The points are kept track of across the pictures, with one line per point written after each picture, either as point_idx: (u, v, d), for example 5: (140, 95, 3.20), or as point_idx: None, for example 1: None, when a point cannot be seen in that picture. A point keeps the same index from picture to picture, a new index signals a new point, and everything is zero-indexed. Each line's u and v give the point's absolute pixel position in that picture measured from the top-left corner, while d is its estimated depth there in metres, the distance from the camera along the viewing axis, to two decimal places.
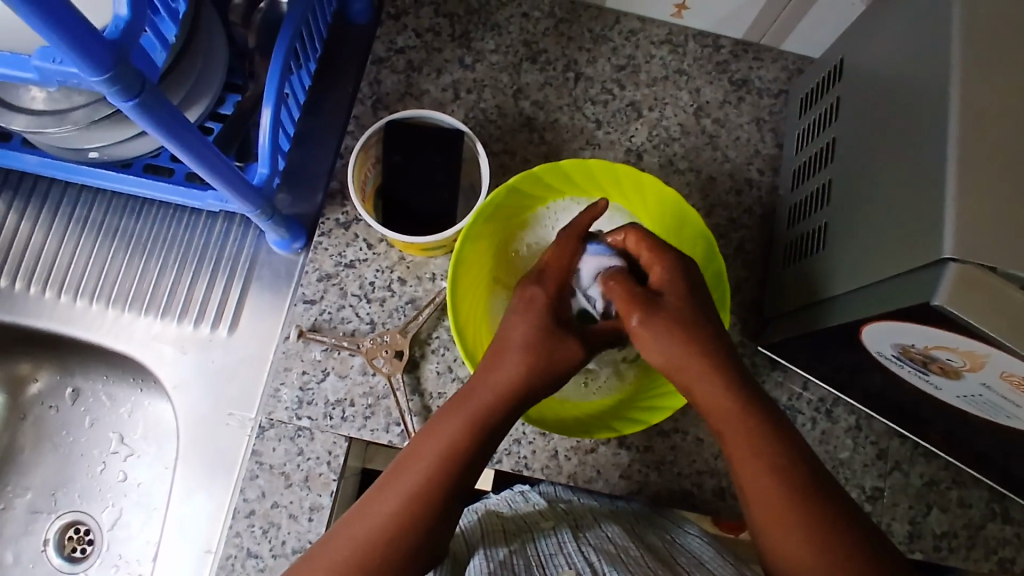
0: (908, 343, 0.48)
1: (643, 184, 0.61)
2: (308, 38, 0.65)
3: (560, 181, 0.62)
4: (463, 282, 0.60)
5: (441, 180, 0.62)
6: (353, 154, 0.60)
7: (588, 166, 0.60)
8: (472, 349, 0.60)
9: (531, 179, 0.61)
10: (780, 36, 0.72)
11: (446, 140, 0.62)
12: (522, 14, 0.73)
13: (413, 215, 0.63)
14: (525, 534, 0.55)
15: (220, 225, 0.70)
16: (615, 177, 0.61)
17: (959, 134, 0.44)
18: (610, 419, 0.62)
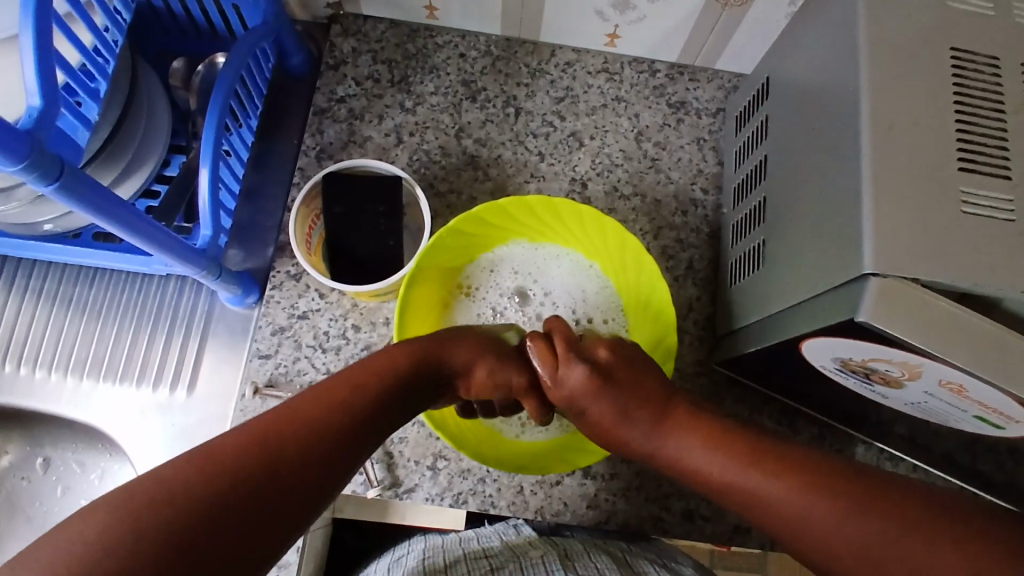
0: (846, 356, 0.49)
1: (583, 214, 0.61)
2: (246, 96, 0.65)
3: (502, 220, 0.63)
4: (411, 324, 0.61)
5: (386, 225, 0.63)
6: (294, 209, 0.60)
7: (528, 203, 0.61)
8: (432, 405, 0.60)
9: (473, 221, 0.61)
10: (713, 57, 0.73)
11: (385, 187, 0.63)
12: (459, 55, 0.74)
13: (357, 264, 0.64)
14: (512, 561, 0.53)
15: (173, 285, 0.71)
16: (554, 210, 0.62)
17: (871, 150, 0.45)
18: (565, 452, 0.62)
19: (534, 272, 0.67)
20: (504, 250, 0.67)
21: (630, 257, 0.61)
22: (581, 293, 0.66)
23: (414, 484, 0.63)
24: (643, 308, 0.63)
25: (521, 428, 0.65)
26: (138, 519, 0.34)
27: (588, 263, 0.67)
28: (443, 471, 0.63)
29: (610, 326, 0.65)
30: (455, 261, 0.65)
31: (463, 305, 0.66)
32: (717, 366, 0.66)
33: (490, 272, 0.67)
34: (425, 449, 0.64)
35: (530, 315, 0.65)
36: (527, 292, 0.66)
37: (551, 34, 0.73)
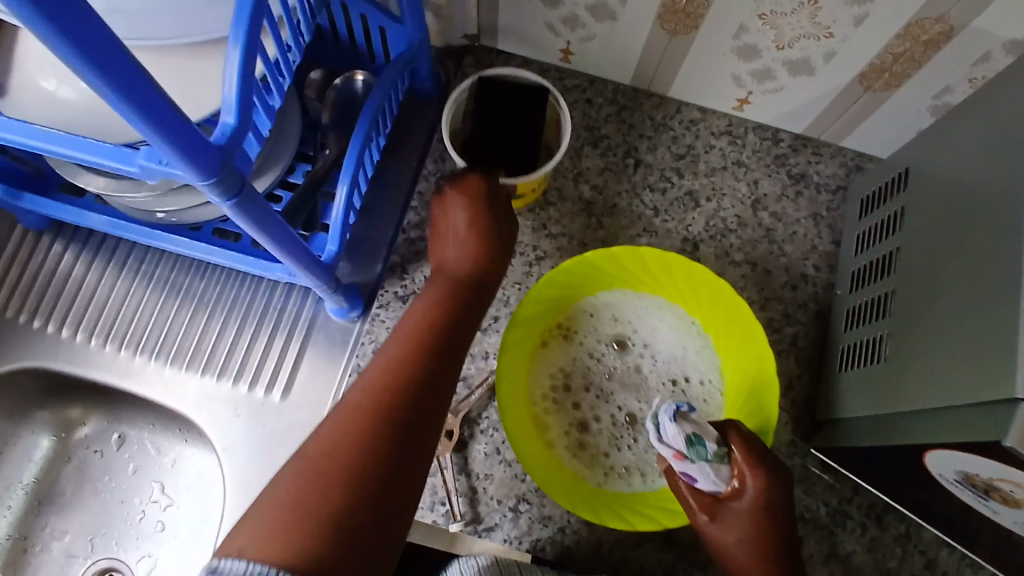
0: (971, 471, 0.47)
1: (695, 274, 0.61)
2: (384, 118, 0.66)
3: (610, 265, 0.63)
4: (510, 361, 0.62)
5: (530, 128, 0.65)
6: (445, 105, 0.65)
7: (639, 253, 0.61)
8: (520, 441, 0.59)
9: (582, 264, 0.62)
10: (841, 133, 0.72)
11: (533, 95, 0.65)
12: (585, 99, 0.75)
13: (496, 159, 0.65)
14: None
15: (281, 289, 0.72)
16: (667, 266, 0.62)
17: None
18: (649, 507, 0.59)
19: (635, 322, 0.67)
20: (607, 295, 0.67)
21: (737, 320, 0.60)
22: (681, 349, 0.66)
23: (494, 524, 0.63)
24: (742, 377, 0.61)
25: (606, 476, 0.62)
26: (340, 437, 0.44)
27: (689, 319, 0.66)
28: (524, 515, 0.63)
29: (706, 386, 0.65)
30: (559, 301, 0.65)
31: (559, 343, 0.66)
32: (813, 450, 0.65)
33: (591, 316, 0.67)
34: (510, 489, 0.64)
35: (627, 364, 0.66)
36: (626, 341, 0.66)
37: (680, 91, 0.73)
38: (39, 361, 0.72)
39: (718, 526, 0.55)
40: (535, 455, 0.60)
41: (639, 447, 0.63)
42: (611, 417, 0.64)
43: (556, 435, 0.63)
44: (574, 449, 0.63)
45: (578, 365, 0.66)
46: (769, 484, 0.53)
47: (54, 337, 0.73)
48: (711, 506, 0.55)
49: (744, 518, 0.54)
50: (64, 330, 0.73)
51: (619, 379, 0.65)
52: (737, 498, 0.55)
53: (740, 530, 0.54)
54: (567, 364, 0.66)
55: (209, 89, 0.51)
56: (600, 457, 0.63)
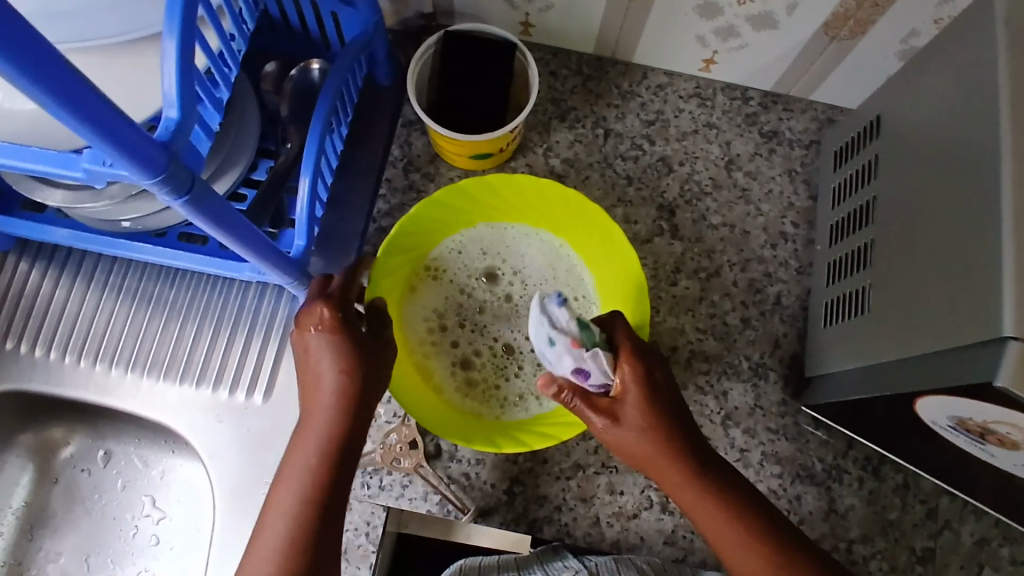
0: (964, 416, 0.47)
1: (546, 192, 0.60)
2: (343, 106, 0.64)
3: (463, 202, 0.60)
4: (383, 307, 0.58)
5: (498, 86, 0.64)
6: (410, 63, 0.62)
7: (489, 182, 0.59)
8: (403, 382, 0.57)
9: (436, 206, 0.59)
10: (810, 87, 0.71)
11: (501, 53, 0.64)
12: (549, 72, 0.73)
13: (461, 117, 0.64)
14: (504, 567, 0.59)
15: (254, 290, 0.70)
16: (518, 189, 0.60)
17: (1013, 210, 0.43)
18: (541, 425, 0.57)
19: (500, 251, 0.64)
20: (468, 231, 0.64)
21: (600, 228, 0.60)
22: (552, 270, 0.64)
23: (490, 508, 0.62)
24: (619, 286, 0.61)
25: (502, 407, 0.60)
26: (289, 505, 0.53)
27: (553, 239, 0.64)
28: (519, 496, 0.62)
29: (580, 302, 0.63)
30: (422, 242, 0.61)
31: (428, 285, 0.63)
32: (804, 408, 0.64)
33: (456, 253, 0.64)
34: (503, 472, 0.63)
35: (499, 295, 0.63)
36: (496, 272, 0.64)
37: (644, 56, 0.72)
38: (14, 383, 0.71)
39: (618, 428, 0.52)
40: (416, 396, 0.57)
41: (527, 372, 0.61)
42: (492, 349, 0.62)
43: (442, 378, 0.60)
44: (462, 388, 0.60)
45: (451, 303, 0.63)
46: (648, 370, 0.53)
47: (28, 357, 0.71)
48: (608, 408, 0.53)
49: (635, 412, 0.52)
50: (37, 349, 0.71)
51: (492, 312, 0.63)
52: (625, 396, 0.52)
53: (640, 424, 0.52)
54: (439, 305, 0.63)
55: (155, 87, 0.49)
56: (492, 390, 0.61)
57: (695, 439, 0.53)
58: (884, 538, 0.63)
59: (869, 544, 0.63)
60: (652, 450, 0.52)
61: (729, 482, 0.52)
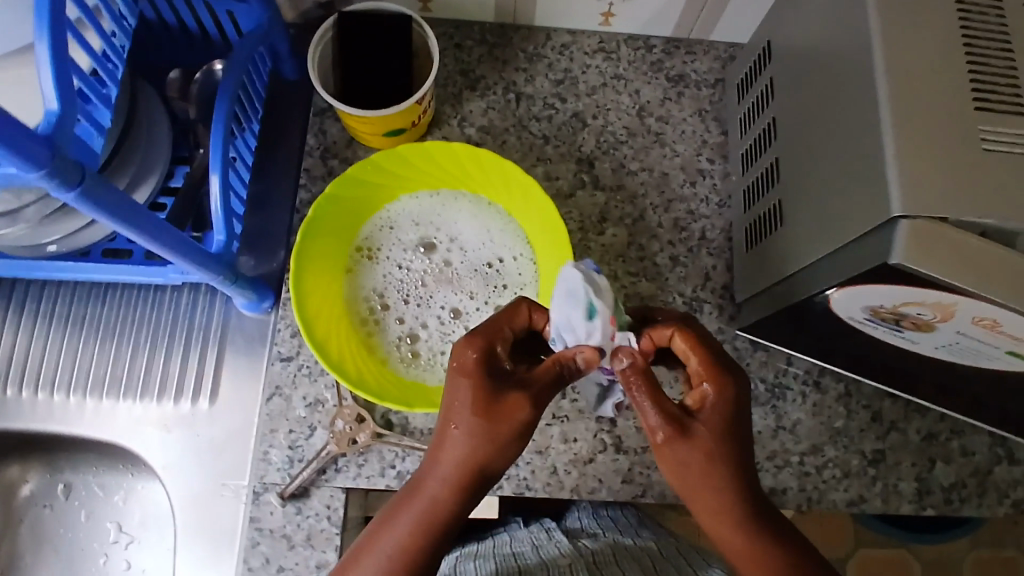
0: (877, 304, 0.48)
1: (460, 155, 0.60)
2: (248, 100, 0.66)
3: (379, 175, 0.60)
4: (312, 291, 0.58)
5: (399, 62, 0.65)
6: (310, 51, 0.63)
7: (400, 153, 0.59)
8: (340, 361, 0.56)
9: (351, 183, 0.59)
10: (707, 27, 0.73)
11: (398, 29, 0.64)
12: (454, 45, 0.73)
13: (369, 97, 0.65)
14: (507, 542, 0.64)
15: (186, 297, 0.69)
16: (430, 156, 0.60)
17: (888, 97, 0.44)
18: None
19: (435, 222, 0.63)
20: (398, 206, 0.63)
21: (519, 182, 0.60)
22: (487, 233, 0.63)
23: None
24: (546, 236, 0.60)
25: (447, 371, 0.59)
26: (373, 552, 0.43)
27: (485, 202, 0.64)
28: None
29: (519, 260, 0.63)
30: (347, 224, 0.61)
31: (365, 263, 0.62)
32: (740, 332, 0.66)
33: (389, 230, 0.63)
34: None
35: (436, 265, 0.62)
36: (431, 243, 0.63)
37: (545, 18, 0.73)
38: None
39: (676, 450, 0.43)
40: (359, 371, 0.57)
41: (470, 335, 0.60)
42: (435, 318, 0.61)
43: (385, 352, 0.60)
44: (408, 359, 0.59)
45: (386, 277, 0.62)
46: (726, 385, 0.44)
47: None
48: (665, 421, 0.43)
49: (710, 422, 0.44)
50: None
51: (431, 282, 0.62)
52: (703, 404, 0.44)
53: (705, 445, 0.43)
54: (378, 282, 0.62)
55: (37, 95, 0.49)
56: (436, 356, 0.60)
57: (751, 481, 0.44)
58: (834, 446, 0.65)
59: (819, 454, 0.65)
60: (707, 476, 0.43)
61: (785, 524, 0.44)
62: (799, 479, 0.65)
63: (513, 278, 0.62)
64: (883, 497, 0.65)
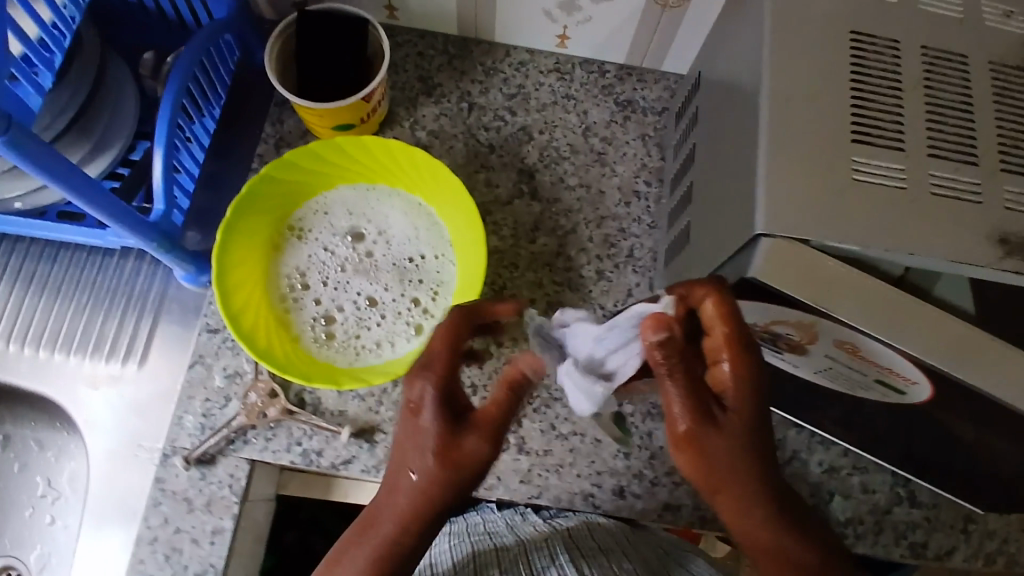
0: (753, 322, 0.50)
1: (393, 151, 0.63)
2: (209, 86, 0.71)
3: (314, 162, 0.63)
4: (237, 264, 0.61)
5: (352, 60, 0.68)
6: (268, 42, 0.67)
7: (336, 143, 0.62)
8: (252, 331, 0.59)
9: (285, 166, 0.62)
10: (658, 57, 0.76)
11: (354, 29, 0.68)
12: (416, 52, 0.77)
13: (320, 91, 0.69)
14: (475, 515, 0.67)
15: (131, 264, 0.72)
16: (365, 148, 0.63)
17: (769, 124, 0.47)
18: (388, 366, 0.60)
19: (366, 213, 0.67)
20: (332, 194, 0.67)
21: (447, 182, 0.63)
22: (412, 228, 0.66)
23: (352, 456, 0.64)
24: (466, 237, 0.64)
25: (356, 354, 0.62)
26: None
27: (416, 200, 0.67)
28: (380, 444, 0.65)
29: (440, 259, 0.66)
30: (281, 205, 0.65)
31: (294, 244, 0.66)
32: None
33: (321, 215, 0.67)
34: (365, 423, 0.65)
35: (360, 253, 0.66)
36: (358, 232, 0.66)
37: (504, 34, 0.76)
38: None
39: (702, 444, 0.40)
40: (269, 343, 0.60)
41: (385, 323, 0.63)
42: (352, 303, 0.64)
43: (299, 328, 0.63)
44: (320, 338, 0.63)
45: (311, 260, 0.65)
46: (747, 369, 0.41)
47: None
48: (693, 413, 0.40)
49: (740, 420, 0.41)
50: None
51: (353, 268, 0.65)
52: (727, 388, 0.41)
53: (730, 438, 0.41)
54: (302, 263, 0.65)
55: None
56: (348, 339, 0.63)
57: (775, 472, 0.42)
58: None
59: None
60: (745, 478, 0.41)
61: (804, 518, 0.42)
62: (694, 497, 0.65)
63: (431, 274, 0.65)
64: None
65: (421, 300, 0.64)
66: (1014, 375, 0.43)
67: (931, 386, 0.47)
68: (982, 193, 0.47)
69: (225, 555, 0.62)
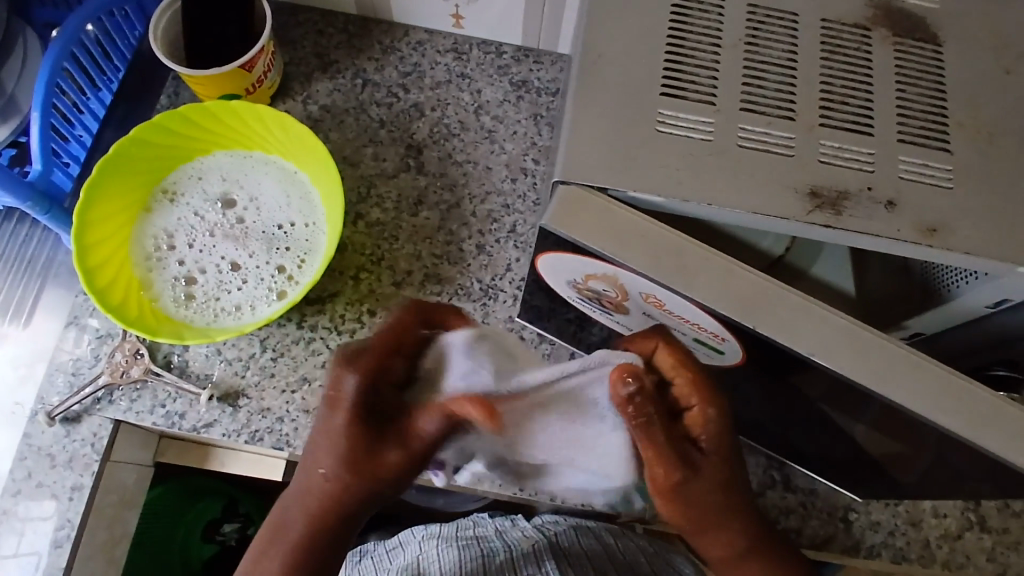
0: (572, 278, 0.49)
1: (264, 117, 0.64)
2: (105, 59, 0.73)
3: (184, 126, 0.65)
4: (99, 222, 0.62)
5: (234, 31, 0.70)
6: (155, 13, 0.69)
7: (206, 108, 0.64)
8: (107, 289, 0.61)
9: (156, 129, 0.64)
10: (552, 38, 0.76)
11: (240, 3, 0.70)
12: (316, 31, 0.78)
13: (205, 63, 0.70)
14: (472, 525, 0.77)
15: (25, 229, 0.73)
16: (236, 114, 0.64)
17: (577, 75, 0.47)
18: (243, 328, 0.61)
19: (240, 179, 0.68)
20: (209, 160, 0.68)
21: (317, 151, 0.64)
22: (285, 195, 0.67)
23: (214, 419, 0.64)
24: (333, 205, 0.65)
25: (214, 315, 0.63)
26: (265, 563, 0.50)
27: (292, 168, 0.68)
28: (242, 408, 0.64)
29: (310, 225, 0.66)
30: (152, 168, 0.66)
31: (166, 208, 0.67)
32: (524, 322, 0.67)
33: (196, 180, 0.68)
34: (229, 386, 0.65)
35: (232, 219, 0.67)
36: (232, 198, 0.67)
37: (402, 15, 0.78)
38: None
39: (681, 494, 0.46)
40: (123, 301, 0.61)
41: (246, 287, 0.64)
42: (216, 267, 0.65)
43: (161, 289, 0.64)
44: (181, 300, 0.63)
45: (180, 223, 0.66)
46: (717, 408, 0.45)
47: None
48: (676, 460, 0.45)
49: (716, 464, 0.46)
50: None
51: (221, 233, 0.66)
52: (703, 435, 0.46)
53: (707, 477, 0.46)
54: (171, 224, 0.66)
55: None
56: (208, 301, 0.64)
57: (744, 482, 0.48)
58: None
59: None
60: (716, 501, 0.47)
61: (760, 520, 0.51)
62: None
63: (299, 241, 0.65)
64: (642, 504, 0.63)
65: (287, 265, 0.65)
66: (801, 339, 0.42)
67: (739, 343, 0.46)
68: (793, 146, 0.46)
69: (81, 511, 0.63)
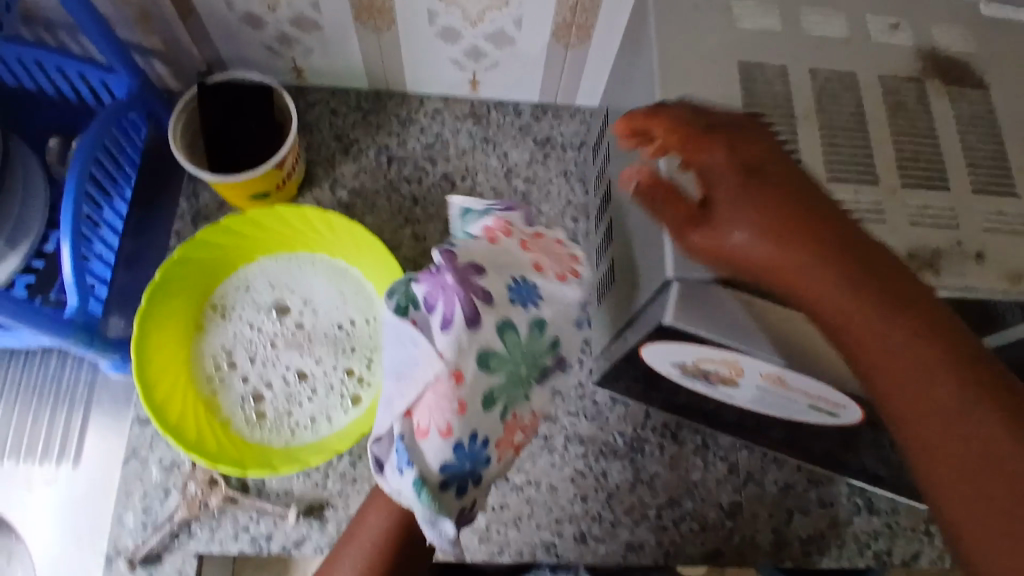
0: (681, 360, 0.50)
1: (311, 219, 0.62)
2: (116, 168, 0.69)
3: (229, 239, 0.62)
4: (157, 353, 0.59)
5: (256, 127, 0.67)
6: (171, 118, 0.66)
7: (249, 218, 0.61)
8: (179, 424, 0.58)
9: (199, 247, 0.61)
10: (570, 94, 0.76)
11: (256, 98, 0.67)
12: (330, 111, 0.76)
13: (228, 163, 0.67)
14: None
15: (56, 358, 0.69)
16: (281, 220, 0.62)
17: None
18: (327, 444, 0.59)
19: (290, 284, 0.66)
20: (255, 268, 0.66)
21: (371, 245, 0.62)
22: (339, 294, 0.65)
23: (303, 536, 0.62)
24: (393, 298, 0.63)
25: (291, 432, 0.61)
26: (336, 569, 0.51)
27: (342, 264, 0.66)
28: (330, 520, 0.62)
29: (371, 322, 0.65)
30: (198, 286, 0.64)
31: (218, 324, 0.65)
32: (596, 386, 0.67)
33: (243, 291, 0.66)
34: (312, 499, 0.63)
35: (290, 326, 0.65)
36: (285, 305, 0.65)
37: (416, 85, 0.76)
38: None
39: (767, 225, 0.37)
40: (197, 433, 0.58)
41: (317, 396, 0.62)
42: (284, 379, 0.63)
43: (230, 412, 0.61)
44: (253, 420, 0.61)
45: (238, 338, 0.64)
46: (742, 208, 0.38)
47: None
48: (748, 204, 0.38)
49: (823, 292, 0.36)
50: None
51: (283, 343, 0.64)
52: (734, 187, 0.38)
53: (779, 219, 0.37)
54: (228, 342, 0.64)
55: None
56: (281, 417, 0.62)
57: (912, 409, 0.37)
58: (691, 499, 0.66)
59: (677, 507, 0.66)
60: (924, 362, 0.34)
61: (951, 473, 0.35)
62: (657, 532, 0.65)
63: (363, 339, 0.64)
64: (739, 550, 0.65)
65: (356, 366, 0.63)
66: None
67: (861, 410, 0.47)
68: (883, 213, 0.48)
69: None
